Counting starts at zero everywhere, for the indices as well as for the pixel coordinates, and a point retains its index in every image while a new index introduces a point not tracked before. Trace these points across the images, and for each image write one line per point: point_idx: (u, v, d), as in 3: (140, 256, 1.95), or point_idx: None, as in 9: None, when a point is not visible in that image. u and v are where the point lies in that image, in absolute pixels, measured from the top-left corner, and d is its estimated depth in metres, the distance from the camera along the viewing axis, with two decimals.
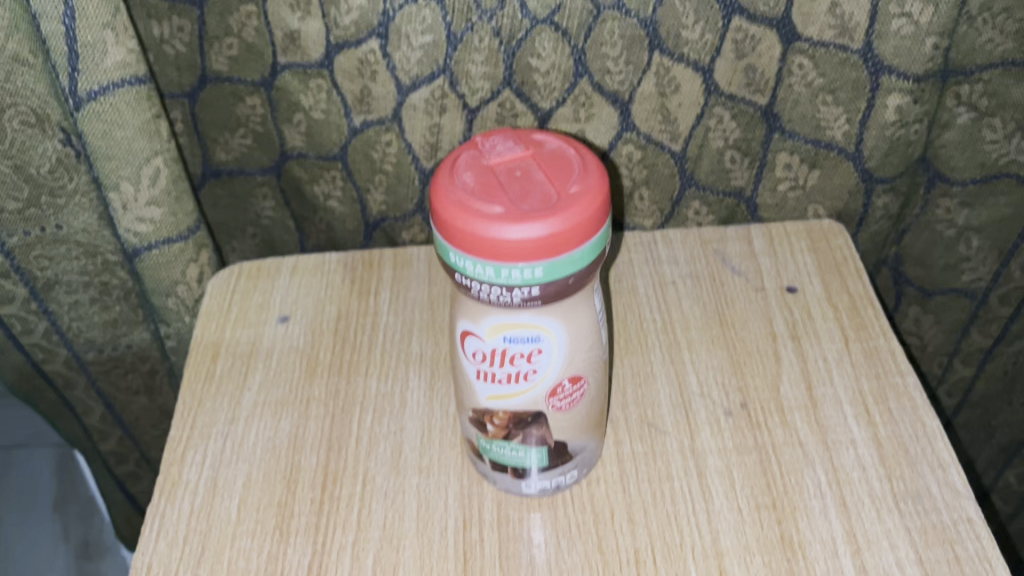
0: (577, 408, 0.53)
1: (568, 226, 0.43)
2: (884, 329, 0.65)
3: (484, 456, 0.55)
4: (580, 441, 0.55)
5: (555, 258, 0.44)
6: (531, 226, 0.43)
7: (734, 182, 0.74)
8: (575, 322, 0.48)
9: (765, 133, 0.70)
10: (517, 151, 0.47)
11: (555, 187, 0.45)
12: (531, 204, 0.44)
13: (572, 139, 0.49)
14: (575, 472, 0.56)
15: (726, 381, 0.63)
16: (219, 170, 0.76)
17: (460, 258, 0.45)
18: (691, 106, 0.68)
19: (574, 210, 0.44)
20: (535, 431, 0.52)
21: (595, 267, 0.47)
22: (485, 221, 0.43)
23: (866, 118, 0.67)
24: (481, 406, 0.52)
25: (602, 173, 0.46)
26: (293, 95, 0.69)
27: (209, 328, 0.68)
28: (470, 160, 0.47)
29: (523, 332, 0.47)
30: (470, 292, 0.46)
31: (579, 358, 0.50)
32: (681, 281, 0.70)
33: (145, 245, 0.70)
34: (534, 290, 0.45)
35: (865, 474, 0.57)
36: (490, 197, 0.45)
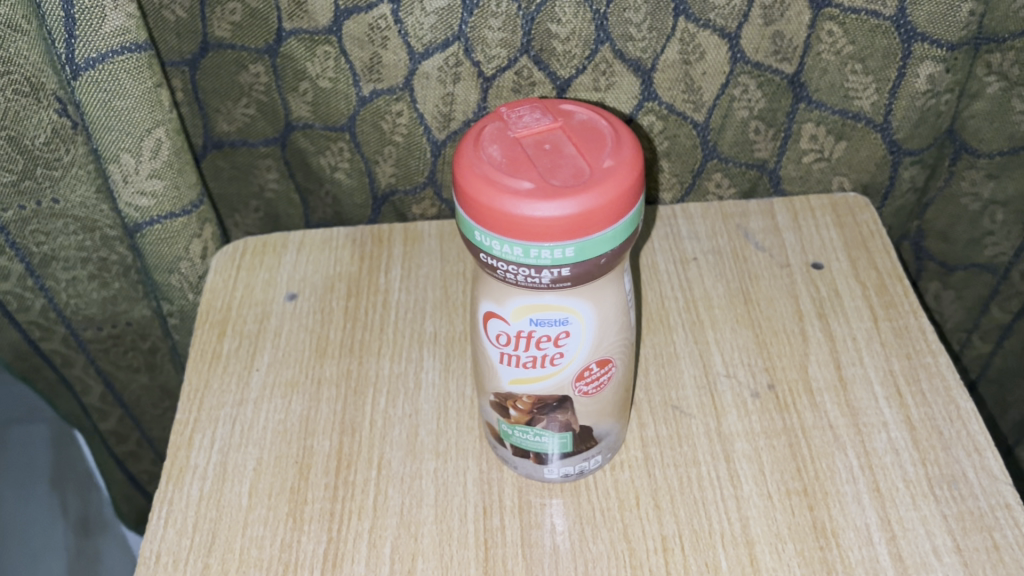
0: (603, 392, 0.50)
1: (602, 203, 0.41)
2: (914, 307, 0.63)
3: (505, 441, 0.53)
4: (605, 426, 0.53)
5: (587, 237, 0.41)
6: (562, 203, 0.40)
7: (757, 154, 0.71)
8: (604, 304, 0.46)
9: (791, 103, 0.67)
10: (546, 122, 0.45)
11: (586, 160, 0.43)
12: (562, 179, 0.42)
13: (602, 109, 0.46)
14: (599, 457, 0.54)
15: (752, 361, 0.60)
16: (222, 141, 0.73)
17: (485, 237, 0.42)
18: (715, 74, 0.65)
19: (607, 186, 0.41)
20: (560, 416, 0.50)
21: (626, 246, 0.44)
22: (513, 197, 0.41)
23: (896, 87, 0.65)
24: (504, 390, 0.50)
25: (635, 146, 0.44)
26: (300, 63, 0.67)
27: (215, 306, 0.66)
28: (495, 132, 0.45)
29: (551, 314, 0.45)
30: (495, 273, 0.44)
31: (607, 340, 0.48)
32: (702, 258, 0.68)
33: (146, 220, 0.68)
34: (564, 271, 0.42)
35: (898, 458, 0.55)
36: (518, 171, 0.42)
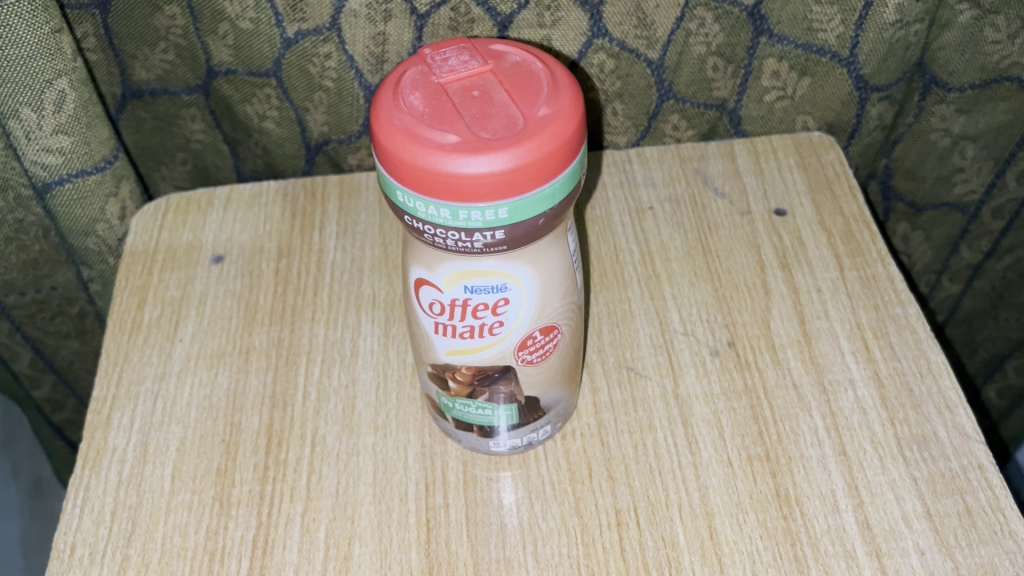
0: (550, 360, 0.46)
1: (537, 157, 0.36)
2: (882, 255, 0.59)
3: (447, 414, 0.49)
4: (554, 396, 0.49)
5: (521, 196, 0.37)
6: (492, 158, 0.36)
7: (716, 93, 0.66)
8: (547, 267, 0.42)
9: (751, 37, 0.63)
10: (475, 64, 0.40)
11: (519, 108, 0.38)
12: (492, 129, 0.37)
13: (538, 49, 0.42)
14: (548, 427, 0.51)
15: (712, 318, 0.57)
16: (141, 89, 0.67)
17: (409, 198, 0.38)
18: (670, 7, 0.60)
19: (543, 137, 0.37)
20: (503, 387, 0.46)
21: (568, 203, 0.40)
22: (437, 153, 0.36)
23: (863, 18, 0.60)
24: (441, 362, 0.46)
25: (575, 92, 0.39)
26: (217, 3, 0.61)
27: (134, 271, 0.61)
28: (418, 78, 0.40)
29: (488, 280, 0.41)
30: (424, 237, 0.40)
31: (552, 306, 0.44)
32: (659, 206, 0.63)
33: (56, 179, 0.62)
34: (498, 234, 0.38)
35: (866, 418, 0.51)
36: (442, 122, 0.37)
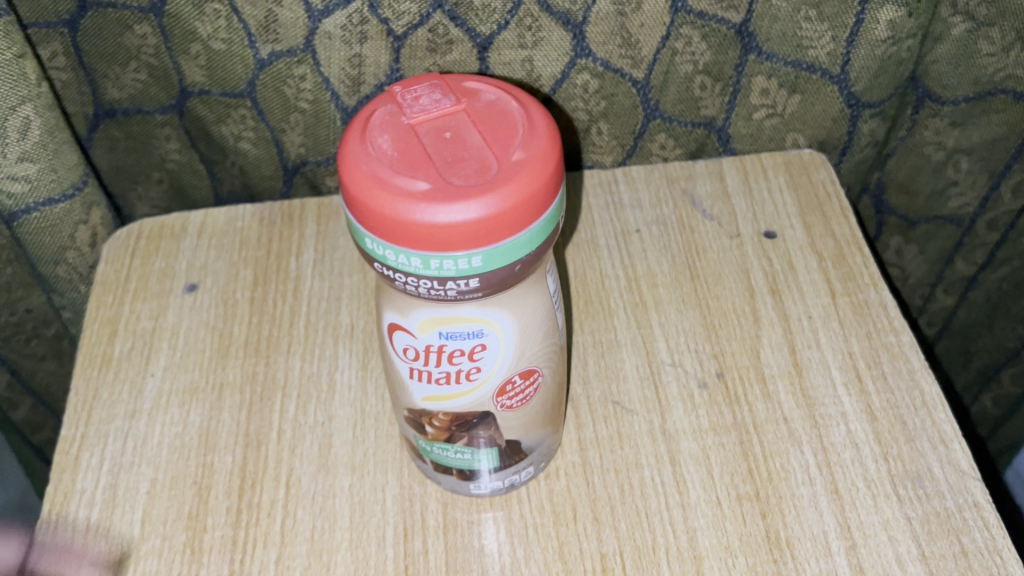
0: (530, 404, 0.45)
1: (512, 203, 0.35)
2: (875, 279, 0.58)
3: (425, 457, 0.48)
4: (535, 437, 0.47)
5: (496, 244, 0.35)
6: (464, 206, 0.34)
7: (704, 111, 0.64)
8: (526, 312, 0.40)
9: (739, 55, 0.61)
10: (447, 104, 0.38)
11: (493, 152, 0.36)
12: (464, 175, 0.35)
13: (513, 88, 0.40)
14: (530, 468, 0.49)
15: (700, 348, 0.55)
16: (113, 109, 0.65)
17: (378, 246, 0.36)
18: (655, 26, 0.58)
19: (518, 183, 0.35)
20: (482, 432, 0.45)
21: (546, 248, 0.38)
22: (406, 201, 0.34)
23: (854, 34, 0.58)
24: (417, 407, 0.44)
25: (551, 133, 0.37)
26: (187, 24, 0.59)
27: (105, 302, 0.59)
28: (388, 119, 0.38)
29: (463, 325, 0.39)
30: (395, 284, 0.38)
31: (531, 350, 0.42)
32: (646, 229, 0.61)
33: (22, 208, 0.60)
34: (473, 282, 0.36)
35: (858, 454, 0.50)
36: (413, 167, 0.36)
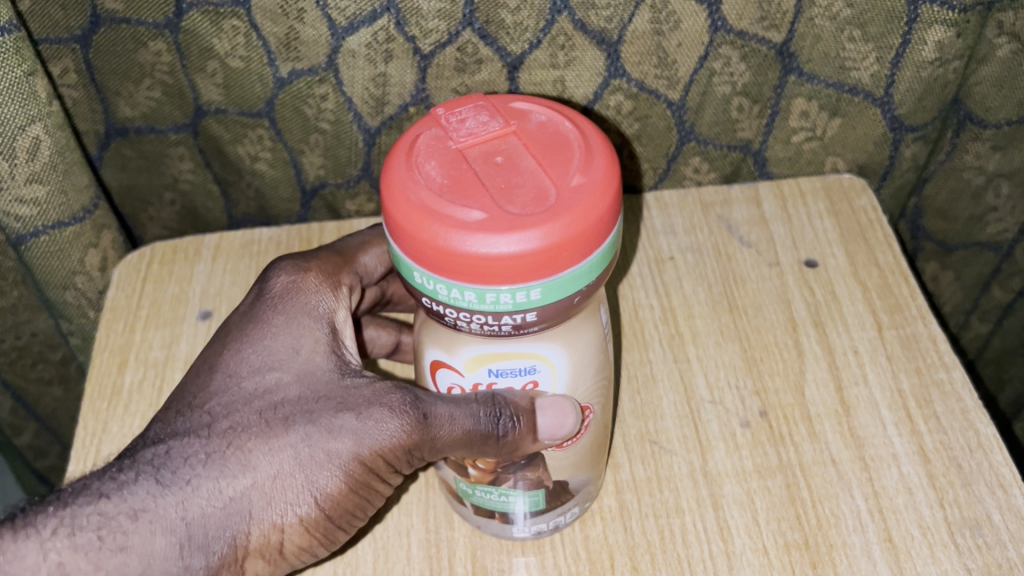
0: (580, 443, 0.43)
1: (574, 233, 0.32)
2: (923, 312, 0.55)
3: (465, 500, 0.46)
4: (582, 476, 0.45)
5: (557, 277, 0.33)
6: (524, 239, 0.32)
7: (741, 134, 0.62)
8: (579, 349, 0.40)
9: (780, 75, 0.58)
10: (496, 126, 0.35)
11: (550, 175, 0.34)
12: (521, 203, 0.33)
13: (563, 106, 0.37)
14: (575, 508, 0.47)
15: (741, 384, 0.52)
16: (125, 128, 0.63)
17: (429, 280, 0.34)
18: (693, 46, 0.56)
19: (580, 212, 0.33)
20: (528, 473, 0.43)
21: (604, 277, 0.36)
22: (461, 232, 0.32)
23: (900, 56, 0.56)
24: None
25: (610, 156, 0.35)
26: (205, 40, 0.57)
27: (115, 328, 0.57)
28: (433, 143, 0.35)
29: (516, 362, 0.39)
30: (443, 320, 0.35)
31: (584, 387, 0.41)
32: (680, 256, 0.59)
33: (30, 231, 0.57)
34: (529, 316, 0.34)
35: (912, 498, 0.47)
36: (464, 195, 0.33)
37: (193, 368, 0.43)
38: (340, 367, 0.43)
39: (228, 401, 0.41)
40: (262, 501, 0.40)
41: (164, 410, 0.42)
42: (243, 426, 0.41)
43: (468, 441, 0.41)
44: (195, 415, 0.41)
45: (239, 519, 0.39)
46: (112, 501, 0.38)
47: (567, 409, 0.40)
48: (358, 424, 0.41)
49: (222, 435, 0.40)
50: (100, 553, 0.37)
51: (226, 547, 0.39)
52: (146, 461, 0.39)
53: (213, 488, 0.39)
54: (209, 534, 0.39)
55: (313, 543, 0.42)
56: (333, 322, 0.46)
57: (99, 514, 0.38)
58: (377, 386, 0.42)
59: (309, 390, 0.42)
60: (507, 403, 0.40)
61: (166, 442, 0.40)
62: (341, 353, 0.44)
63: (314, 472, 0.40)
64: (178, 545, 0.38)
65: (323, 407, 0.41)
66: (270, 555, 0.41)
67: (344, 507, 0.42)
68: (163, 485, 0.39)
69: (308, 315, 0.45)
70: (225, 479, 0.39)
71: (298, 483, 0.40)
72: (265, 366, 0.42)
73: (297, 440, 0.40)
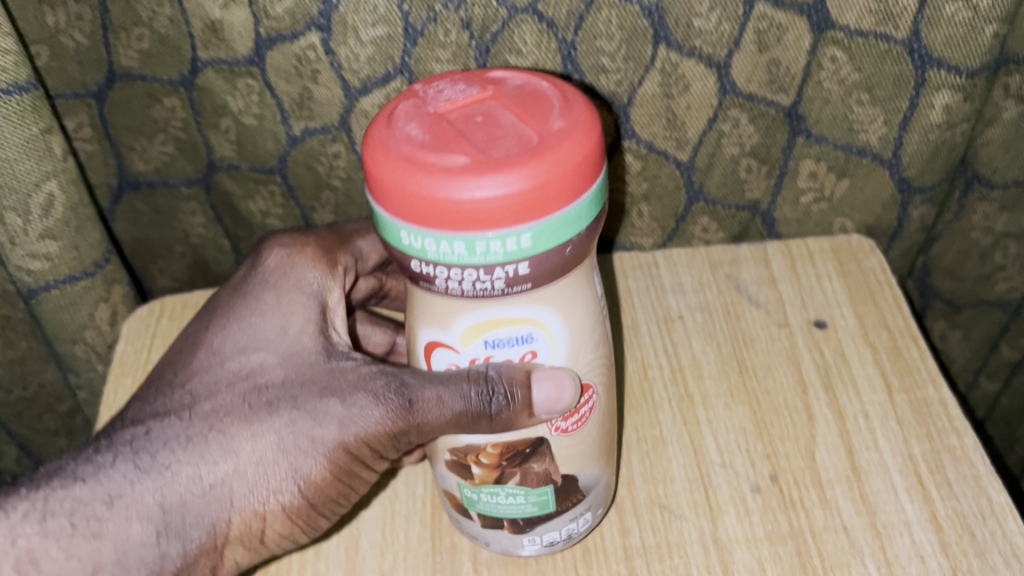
0: (586, 427, 0.43)
1: (561, 171, 0.34)
2: (933, 375, 0.54)
3: (471, 511, 0.45)
4: (591, 473, 0.45)
5: (545, 218, 0.34)
6: (509, 177, 0.33)
7: (749, 194, 0.62)
8: (575, 315, 0.40)
9: (787, 137, 0.59)
10: (473, 91, 0.38)
11: (530, 125, 0.36)
12: (504, 149, 0.35)
13: (538, 73, 0.40)
14: (588, 515, 0.47)
15: (752, 448, 0.52)
16: (138, 181, 0.63)
17: (417, 236, 0.35)
18: (701, 108, 0.56)
19: (563, 150, 0.34)
20: (535, 465, 0.43)
21: (594, 230, 0.37)
22: (447, 176, 0.33)
23: (907, 120, 0.56)
24: (463, 443, 0.43)
25: (587, 106, 0.37)
26: (219, 97, 0.57)
27: (123, 383, 0.57)
28: (409, 110, 0.37)
29: (511, 330, 0.38)
30: (433, 286, 0.37)
31: (584, 356, 0.41)
32: (689, 316, 0.59)
33: (42, 285, 0.58)
34: (522, 267, 0.35)
35: (925, 567, 0.46)
36: (447, 144, 0.35)
37: (180, 351, 0.48)
38: (329, 348, 0.47)
39: (212, 384, 0.46)
40: (243, 488, 0.43)
41: (151, 391, 0.46)
42: (224, 410, 0.44)
43: (457, 421, 0.41)
44: (177, 396, 0.45)
45: (218, 505, 0.43)
46: (86, 486, 0.42)
47: (563, 381, 0.40)
48: (343, 410, 0.44)
49: (204, 418, 0.44)
50: (73, 539, 0.41)
51: (204, 535, 0.43)
52: (124, 443, 0.43)
53: (192, 475, 0.43)
54: (186, 520, 0.42)
55: (294, 530, 0.46)
56: (325, 302, 0.49)
57: (76, 501, 0.42)
58: (361, 369, 0.45)
59: (292, 372, 0.45)
60: (500, 380, 0.39)
61: (146, 424, 0.44)
62: (329, 332, 0.48)
63: (297, 458, 0.44)
64: (155, 532, 0.42)
65: (306, 392, 0.45)
66: (252, 540, 0.45)
67: (326, 492, 0.45)
68: (140, 470, 0.42)
69: (299, 293, 0.49)
70: (204, 463, 0.43)
71: (279, 470, 0.44)
72: (250, 348, 0.46)
73: (281, 424, 0.44)
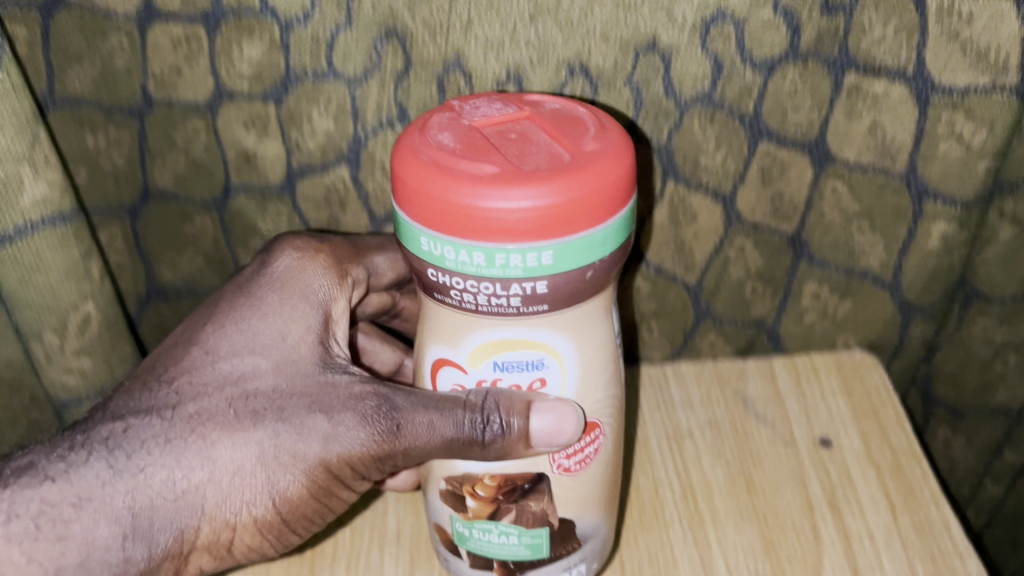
0: (585, 472, 0.47)
1: (588, 191, 0.39)
2: (935, 496, 0.56)
3: (463, 549, 0.50)
4: (589, 521, 0.49)
5: (567, 237, 0.39)
6: (537, 192, 0.38)
7: (754, 311, 0.64)
8: (589, 347, 0.44)
9: (791, 261, 0.61)
10: (510, 111, 0.43)
11: (558, 147, 0.41)
12: (534, 165, 0.40)
13: (571, 99, 0.45)
14: (581, 565, 0.50)
15: (761, 568, 0.53)
16: (166, 288, 0.65)
17: (441, 244, 0.40)
18: (708, 235, 0.60)
19: (590, 171, 0.39)
20: (532, 504, 0.47)
21: (617, 257, 0.42)
22: (479, 186, 0.38)
23: (906, 246, 0.58)
24: (463, 473, 0.47)
25: (619, 134, 0.42)
26: (249, 219, 0.61)
27: None
28: (446, 122, 0.43)
29: (521, 354, 0.43)
30: (450, 297, 0.41)
31: (592, 395, 0.45)
32: (699, 433, 0.61)
33: (75, 398, 0.60)
34: (540, 284, 0.40)
35: None
36: (480, 155, 0.40)
37: (172, 346, 0.51)
38: (324, 361, 0.50)
39: (199, 384, 0.48)
40: (216, 497, 0.47)
41: (135, 381, 0.49)
42: (208, 415, 0.47)
43: (451, 446, 0.45)
44: (163, 393, 0.48)
45: (186, 513, 0.46)
46: (56, 487, 0.45)
47: (567, 416, 0.43)
48: (330, 426, 0.47)
49: (186, 420, 0.47)
50: (36, 542, 0.44)
51: (170, 539, 0.46)
52: (100, 441, 0.47)
53: (166, 479, 0.46)
54: (154, 525, 0.46)
55: (262, 541, 0.50)
56: (327, 314, 0.52)
57: (44, 503, 0.45)
58: (355, 387, 0.48)
59: (284, 382, 0.48)
60: (499, 407, 0.44)
61: (125, 421, 0.47)
62: (327, 343, 0.51)
63: (276, 473, 0.47)
64: (121, 536, 0.45)
65: (295, 404, 0.48)
66: (219, 548, 0.49)
67: (302, 509, 0.49)
68: (114, 472, 0.46)
69: (303, 300, 0.52)
70: (179, 467, 0.46)
71: (257, 481, 0.47)
72: (244, 351, 0.49)
73: (265, 436, 0.47)
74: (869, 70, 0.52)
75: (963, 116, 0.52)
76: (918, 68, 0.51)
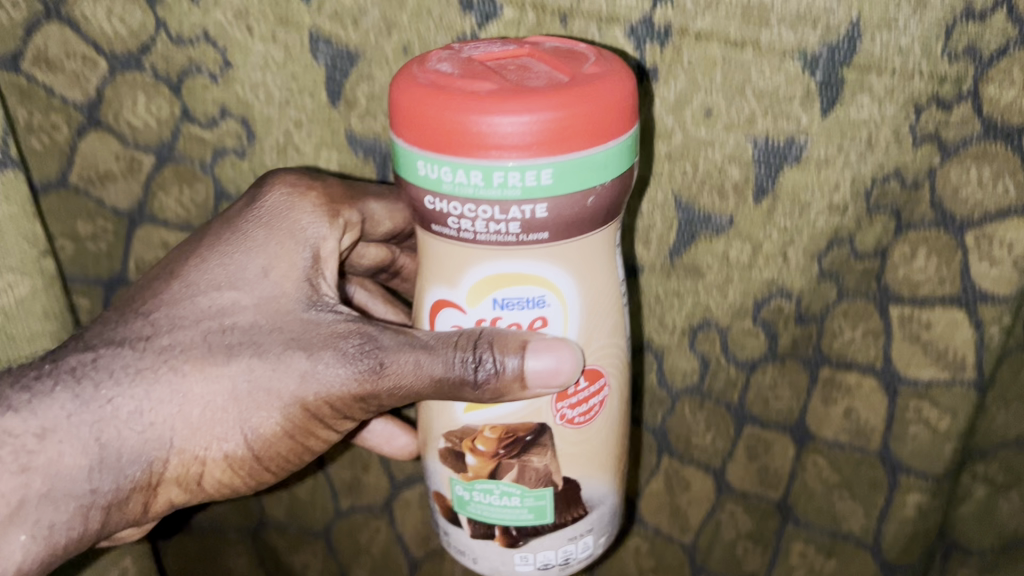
0: (590, 426, 0.47)
1: (585, 106, 0.39)
2: None
3: (463, 517, 0.49)
4: (595, 486, 0.49)
5: (567, 156, 0.39)
6: (534, 109, 0.38)
7: (746, 567, 0.67)
8: (589, 282, 0.44)
9: (778, 523, 0.64)
10: (511, 48, 0.44)
11: (557, 73, 0.42)
12: (532, 85, 0.40)
13: (571, 40, 0.46)
14: (588, 539, 0.49)
15: None
16: (196, 524, 0.76)
17: (441, 164, 0.40)
18: (701, 501, 0.66)
19: (587, 90, 0.40)
20: (535, 459, 0.47)
21: (620, 186, 0.42)
22: (476, 102, 0.39)
23: (884, 513, 0.61)
24: (462, 426, 0.47)
25: (619, 63, 0.43)
26: None
27: None
28: (446, 57, 0.44)
29: (522, 292, 0.43)
30: (448, 228, 0.42)
31: (593, 335, 0.45)
32: None
33: None
34: (540, 207, 0.40)
35: None
36: (480, 78, 0.41)
37: (155, 277, 0.51)
38: (310, 298, 0.50)
39: (176, 317, 0.49)
40: (185, 431, 0.48)
41: (114, 312, 0.51)
42: (181, 347, 0.48)
43: (442, 385, 0.45)
44: (138, 324, 0.49)
45: (155, 445, 0.48)
46: (19, 417, 0.46)
47: (564, 355, 0.43)
48: (308, 364, 0.47)
49: (157, 351, 0.48)
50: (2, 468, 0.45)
51: (138, 472, 0.48)
52: (68, 371, 0.48)
53: (133, 411, 0.47)
54: (121, 458, 0.47)
55: (234, 475, 0.51)
56: (318, 253, 0.52)
57: (6, 432, 0.46)
58: (337, 324, 0.48)
59: (263, 319, 0.49)
60: (492, 351, 0.44)
61: (97, 351, 0.49)
62: (316, 282, 0.51)
63: (248, 411, 0.48)
64: (87, 468, 0.47)
65: (272, 340, 0.48)
66: (189, 482, 0.50)
67: (277, 446, 0.50)
68: (79, 403, 0.47)
69: (291, 237, 0.51)
70: (148, 401, 0.48)
71: (228, 419, 0.48)
72: (223, 286, 0.49)
73: (237, 371, 0.48)
74: (840, 366, 0.58)
75: (929, 405, 0.56)
76: (885, 363, 0.56)
